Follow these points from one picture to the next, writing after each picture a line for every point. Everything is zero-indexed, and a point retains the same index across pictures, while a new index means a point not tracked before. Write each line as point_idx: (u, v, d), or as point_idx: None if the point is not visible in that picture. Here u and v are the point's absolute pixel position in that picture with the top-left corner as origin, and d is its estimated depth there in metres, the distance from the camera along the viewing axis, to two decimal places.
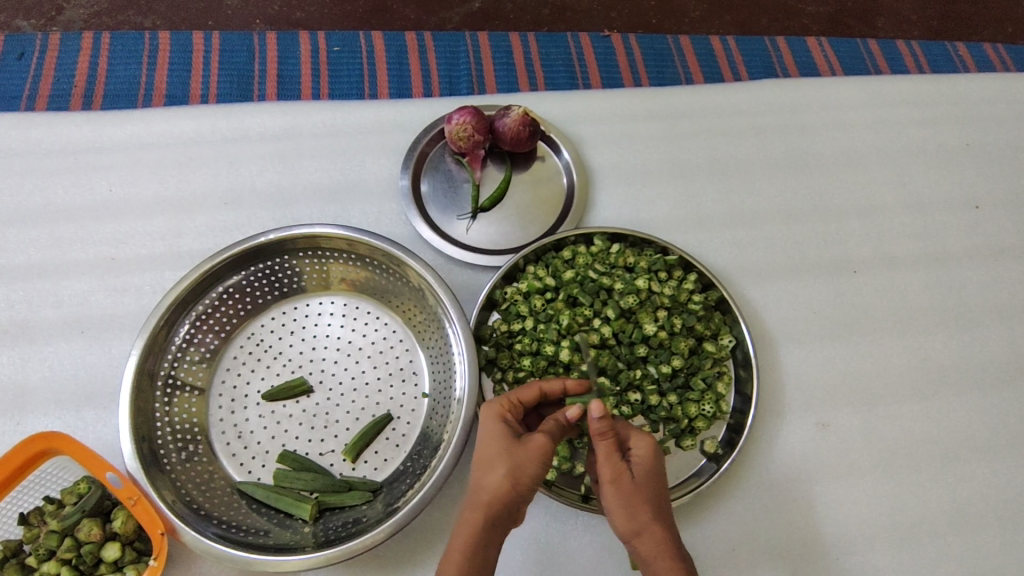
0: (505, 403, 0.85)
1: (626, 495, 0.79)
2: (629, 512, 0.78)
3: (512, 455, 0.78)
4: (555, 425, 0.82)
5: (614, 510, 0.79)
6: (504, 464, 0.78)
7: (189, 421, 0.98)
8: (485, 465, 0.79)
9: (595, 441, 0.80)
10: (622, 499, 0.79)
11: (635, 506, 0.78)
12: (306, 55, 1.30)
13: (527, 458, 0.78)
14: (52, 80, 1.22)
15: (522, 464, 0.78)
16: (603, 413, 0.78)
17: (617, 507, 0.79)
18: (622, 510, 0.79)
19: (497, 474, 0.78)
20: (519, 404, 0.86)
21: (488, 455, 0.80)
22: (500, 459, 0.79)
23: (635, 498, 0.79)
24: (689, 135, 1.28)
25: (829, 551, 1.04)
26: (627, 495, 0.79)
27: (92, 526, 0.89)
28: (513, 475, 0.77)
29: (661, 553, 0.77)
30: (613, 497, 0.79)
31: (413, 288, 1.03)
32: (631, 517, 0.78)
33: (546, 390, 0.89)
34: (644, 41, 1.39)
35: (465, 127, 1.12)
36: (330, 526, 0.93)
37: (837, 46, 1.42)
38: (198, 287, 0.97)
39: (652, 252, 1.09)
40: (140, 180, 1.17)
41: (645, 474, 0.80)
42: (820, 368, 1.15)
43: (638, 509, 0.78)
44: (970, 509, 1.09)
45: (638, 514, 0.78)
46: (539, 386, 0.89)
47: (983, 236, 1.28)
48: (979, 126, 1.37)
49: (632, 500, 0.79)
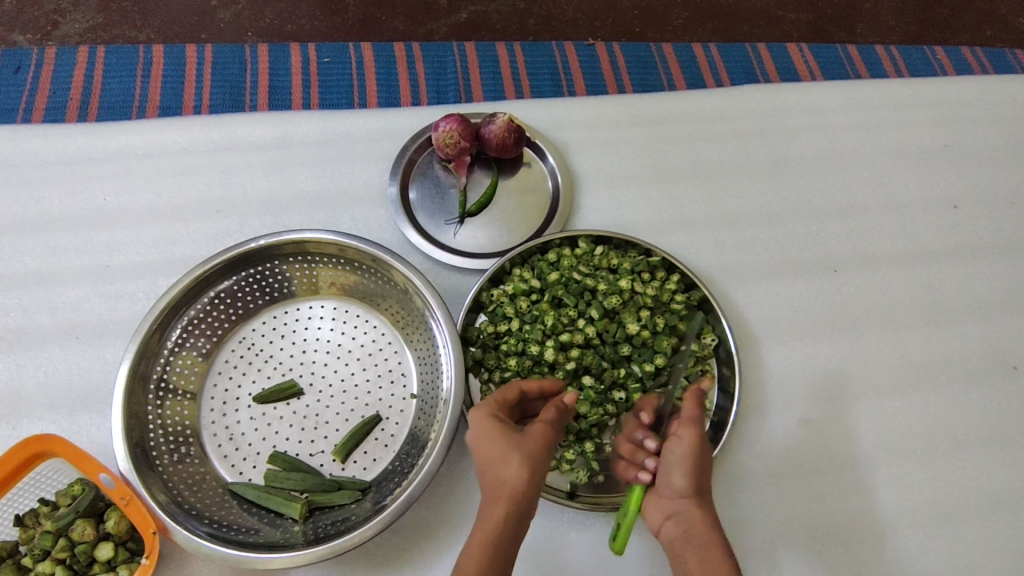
0: (494, 398, 0.89)
1: (698, 457, 0.84)
2: (698, 474, 0.84)
3: (526, 448, 0.81)
4: (553, 410, 0.87)
5: (685, 466, 0.83)
6: (522, 455, 0.80)
7: (181, 423, 1.00)
8: (500, 462, 0.80)
9: (687, 399, 0.89)
10: (699, 459, 0.84)
11: (700, 472, 0.84)
12: (297, 66, 1.34)
13: (540, 445, 0.82)
14: (48, 94, 1.26)
15: (536, 452, 0.81)
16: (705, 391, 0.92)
17: (693, 464, 0.84)
18: (695, 468, 0.84)
19: (517, 467, 0.79)
20: (500, 402, 0.89)
21: (496, 453, 0.81)
22: (517, 452, 0.80)
23: (702, 464, 0.85)
24: (672, 139, 1.31)
25: (811, 546, 1.06)
26: (700, 458, 0.85)
27: (86, 526, 0.91)
28: (529, 463, 0.80)
29: (710, 526, 0.82)
30: (691, 454, 0.84)
31: (401, 291, 1.05)
32: (697, 480, 0.84)
33: (505, 397, 0.90)
34: (628, 50, 1.43)
35: (451, 134, 1.15)
36: (320, 525, 0.95)
37: (817, 52, 1.46)
38: (190, 292, 1.00)
39: (635, 253, 1.11)
40: (134, 190, 1.19)
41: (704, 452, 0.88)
42: (802, 366, 1.17)
43: (700, 474, 0.85)
44: (951, 501, 1.11)
45: (701, 479, 0.84)
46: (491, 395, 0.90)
47: (960, 234, 1.31)
48: (955, 126, 1.40)
49: (701, 464, 0.85)
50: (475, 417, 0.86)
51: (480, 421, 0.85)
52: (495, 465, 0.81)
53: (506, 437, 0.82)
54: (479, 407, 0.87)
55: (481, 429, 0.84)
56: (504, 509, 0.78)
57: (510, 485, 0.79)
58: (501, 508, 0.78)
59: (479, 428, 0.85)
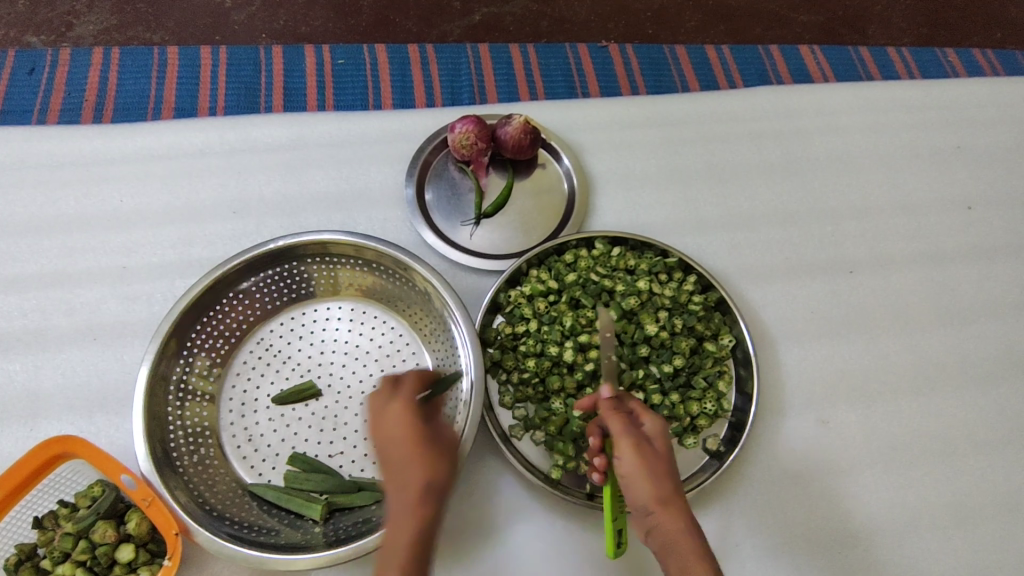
0: (406, 387, 0.83)
1: (650, 461, 0.77)
2: (658, 483, 0.76)
3: (432, 445, 0.76)
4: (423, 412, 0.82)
5: (637, 482, 0.77)
6: (432, 452, 0.75)
7: (200, 424, 1.00)
8: (418, 458, 0.74)
9: (610, 418, 0.81)
10: (649, 469, 0.77)
11: (660, 473, 0.77)
12: (312, 67, 1.35)
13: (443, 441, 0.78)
14: (63, 95, 1.27)
15: (443, 449, 0.77)
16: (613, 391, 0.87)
17: (642, 477, 0.76)
18: (647, 481, 0.76)
19: (426, 466, 0.74)
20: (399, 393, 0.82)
21: (419, 451, 0.74)
22: (431, 450, 0.75)
23: (657, 465, 0.77)
24: (687, 141, 1.31)
25: (831, 546, 1.05)
26: (653, 466, 0.77)
27: (106, 528, 0.90)
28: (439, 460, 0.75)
29: (685, 530, 0.76)
30: (637, 468, 0.77)
31: (419, 292, 1.05)
32: (658, 487, 0.76)
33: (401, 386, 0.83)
34: (641, 51, 1.44)
35: (468, 135, 1.15)
36: (340, 526, 0.94)
37: (829, 54, 1.46)
38: (209, 293, 1.00)
39: (652, 254, 1.11)
40: (150, 192, 1.20)
41: (663, 450, 0.80)
42: (818, 367, 1.17)
43: (663, 481, 0.77)
44: (969, 502, 1.11)
45: (664, 484, 0.76)
46: (394, 386, 0.83)
47: (975, 235, 1.31)
48: (968, 127, 1.40)
49: (658, 471, 0.77)
50: (399, 405, 0.78)
51: (400, 415, 0.77)
52: (413, 465, 0.74)
53: (428, 435, 0.76)
54: (398, 399, 0.79)
55: (399, 420, 0.77)
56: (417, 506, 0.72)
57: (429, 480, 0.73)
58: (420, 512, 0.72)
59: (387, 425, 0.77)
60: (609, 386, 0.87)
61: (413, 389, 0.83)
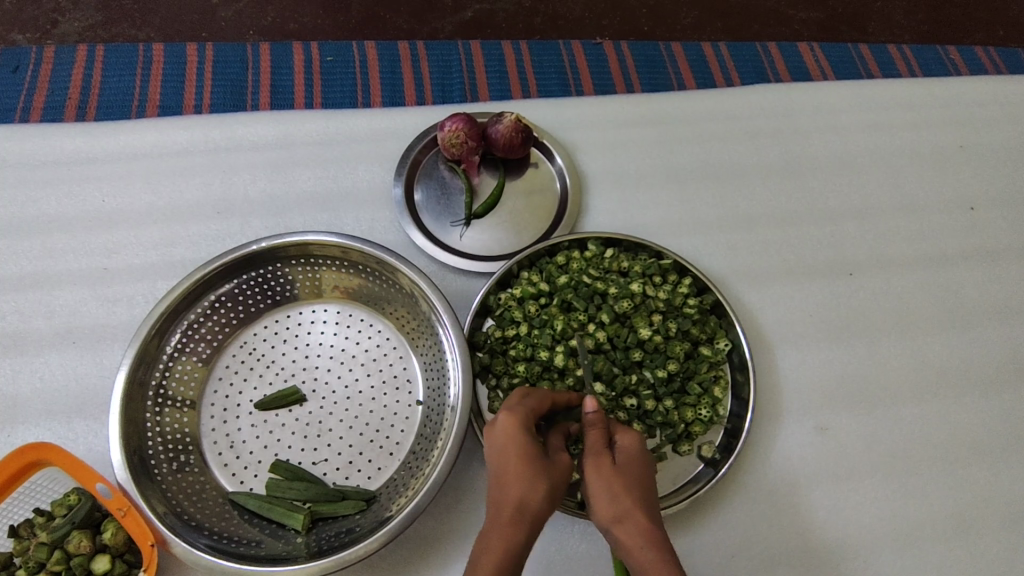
0: (536, 398, 0.84)
1: (606, 475, 0.75)
2: (611, 497, 0.74)
3: (550, 473, 0.76)
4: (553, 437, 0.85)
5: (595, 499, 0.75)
6: (545, 478, 0.75)
7: (181, 431, 0.97)
8: (524, 476, 0.75)
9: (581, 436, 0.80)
10: (602, 484, 0.75)
11: (617, 486, 0.75)
12: (300, 64, 1.32)
13: (563, 472, 0.78)
14: (46, 93, 1.24)
15: (558, 480, 0.77)
16: (596, 407, 0.79)
17: (598, 494, 0.75)
18: (600, 497, 0.75)
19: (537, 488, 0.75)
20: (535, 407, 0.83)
21: (521, 466, 0.76)
22: (541, 474, 0.76)
23: (615, 481, 0.75)
24: (682, 140, 1.28)
25: (829, 557, 1.03)
26: (608, 481, 0.75)
27: (81, 538, 0.88)
28: (551, 491, 0.75)
29: (646, 546, 0.71)
30: (595, 484, 0.75)
31: (406, 294, 1.02)
32: (613, 500, 0.74)
33: (557, 396, 0.88)
34: (636, 48, 1.41)
35: (457, 133, 1.13)
36: (323, 536, 0.92)
37: (829, 51, 1.44)
38: (190, 295, 0.97)
39: (646, 256, 1.09)
40: (133, 191, 1.17)
41: (628, 463, 0.78)
42: (817, 372, 1.14)
43: (621, 494, 0.74)
44: (971, 510, 1.08)
45: (619, 498, 0.74)
46: (520, 402, 0.82)
47: (977, 236, 1.28)
48: (970, 126, 1.37)
49: (615, 484, 0.75)
50: (502, 422, 0.79)
51: (524, 435, 0.77)
52: (513, 484, 0.74)
53: (537, 454, 0.77)
54: (504, 411, 0.80)
55: (499, 428, 0.79)
56: (513, 524, 0.72)
57: (530, 500, 0.74)
58: (510, 531, 0.72)
59: (506, 433, 0.78)
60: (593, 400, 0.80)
61: (540, 403, 0.84)
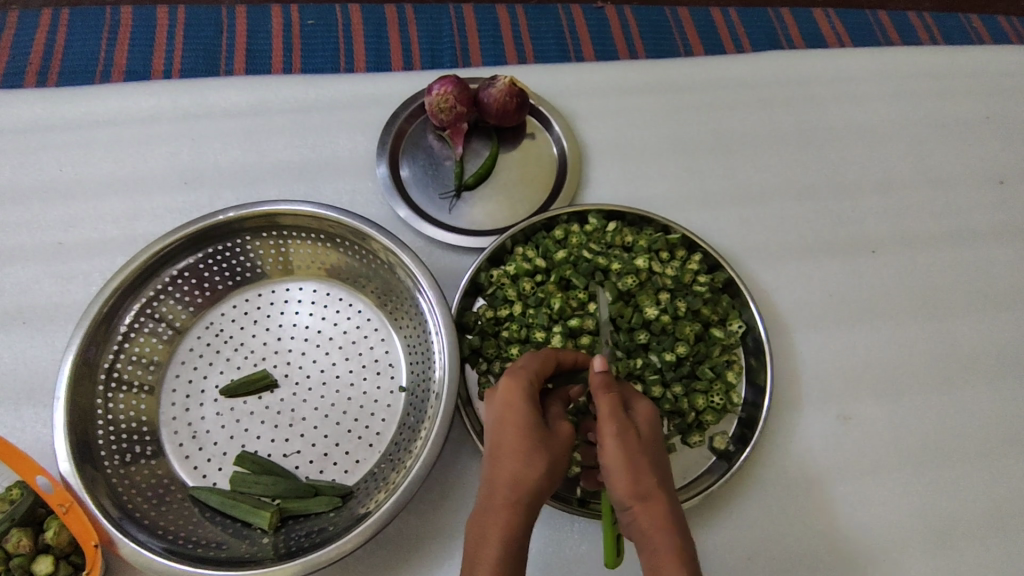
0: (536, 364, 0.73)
1: (633, 448, 0.66)
2: (637, 472, 0.65)
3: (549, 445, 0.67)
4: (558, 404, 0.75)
5: (611, 471, 0.66)
6: (544, 453, 0.66)
7: (137, 419, 0.88)
8: (522, 454, 0.65)
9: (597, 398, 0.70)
10: (627, 456, 0.65)
11: (642, 463, 0.65)
12: (278, 28, 1.22)
13: (563, 442, 0.68)
14: (3, 58, 1.14)
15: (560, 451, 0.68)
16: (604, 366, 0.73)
17: (619, 466, 0.65)
18: (620, 471, 0.65)
19: (538, 464, 0.65)
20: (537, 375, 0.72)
21: (516, 442, 0.66)
22: (541, 449, 0.66)
23: (640, 458, 0.66)
24: (690, 108, 1.19)
25: (855, 558, 0.93)
26: (634, 455, 0.66)
27: (22, 536, 0.78)
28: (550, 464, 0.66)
29: (665, 531, 0.63)
30: (615, 456, 0.66)
31: (388, 269, 0.93)
32: (637, 476, 0.65)
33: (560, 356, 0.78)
34: (641, 12, 1.32)
35: (446, 98, 1.02)
36: (293, 536, 0.82)
37: (846, 17, 1.34)
38: (147, 270, 0.88)
39: (651, 231, 0.99)
40: (93, 161, 1.07)
41: (651, 439, 0.69)
42: (838, 357, 1.04)
43: (645, 472, 0.65)
44: (1009, 506, 0.99)
45: (643, 476, 0.65)
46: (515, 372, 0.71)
47: (1009, 212, 1.19)
48: (998, 95, 1.27)
49: (639, 461, 0.65)
50: (503, 390, 0.70)
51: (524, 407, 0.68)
52: (511, 457, 0.66)
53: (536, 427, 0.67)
54: (506, 379, 0.70)
55: (499, 405, 0.69)
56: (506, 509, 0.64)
57: (524, 478, 0.64)
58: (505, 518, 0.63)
59: (508, 410, 0.68)
60: (601, 359, 0.73)
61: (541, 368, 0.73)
